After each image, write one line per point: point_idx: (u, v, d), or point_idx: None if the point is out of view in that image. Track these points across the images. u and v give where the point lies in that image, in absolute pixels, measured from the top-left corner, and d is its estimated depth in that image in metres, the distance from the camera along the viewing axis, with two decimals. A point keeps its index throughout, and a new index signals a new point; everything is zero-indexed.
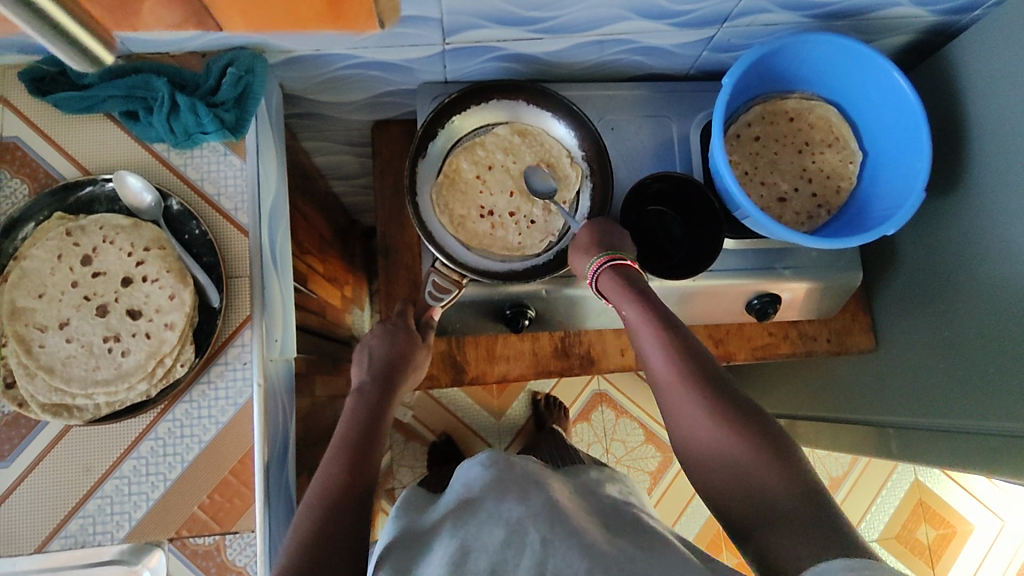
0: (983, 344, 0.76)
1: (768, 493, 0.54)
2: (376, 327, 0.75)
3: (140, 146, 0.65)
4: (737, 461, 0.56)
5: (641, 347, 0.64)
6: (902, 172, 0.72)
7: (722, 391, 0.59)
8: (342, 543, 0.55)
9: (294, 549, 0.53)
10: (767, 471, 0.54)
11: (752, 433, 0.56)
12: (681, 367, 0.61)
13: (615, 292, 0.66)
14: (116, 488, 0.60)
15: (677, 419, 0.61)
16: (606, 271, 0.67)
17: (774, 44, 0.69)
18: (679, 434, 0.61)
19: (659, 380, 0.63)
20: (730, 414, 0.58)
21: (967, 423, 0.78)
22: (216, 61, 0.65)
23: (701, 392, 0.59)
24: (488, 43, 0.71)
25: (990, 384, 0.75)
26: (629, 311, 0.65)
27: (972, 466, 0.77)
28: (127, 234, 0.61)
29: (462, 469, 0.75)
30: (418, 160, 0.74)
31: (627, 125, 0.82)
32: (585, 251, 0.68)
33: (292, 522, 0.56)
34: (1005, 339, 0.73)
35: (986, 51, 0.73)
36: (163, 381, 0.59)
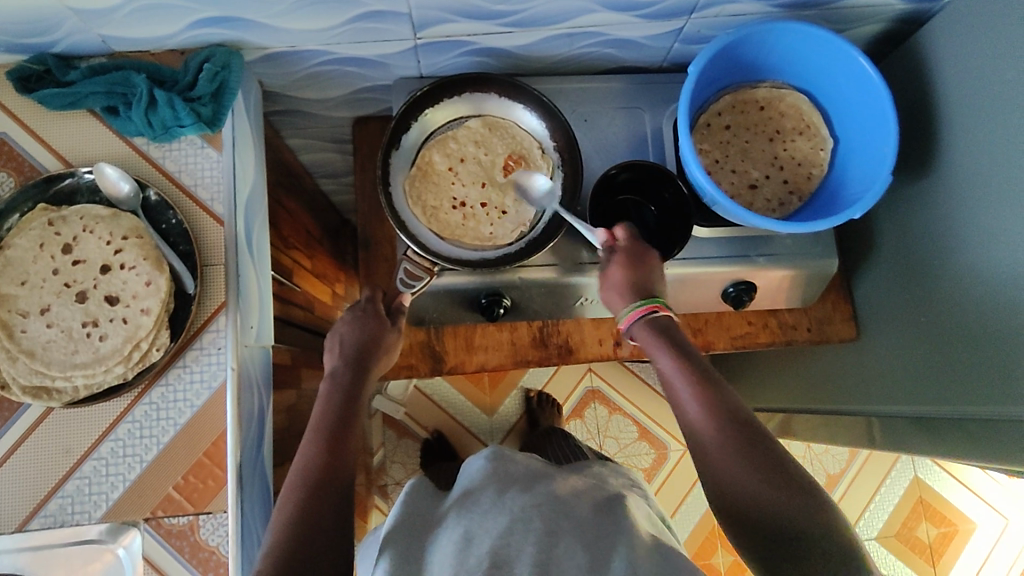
0: (962, 332, 0.76)
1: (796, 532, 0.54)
2: (347, 314, 0.76)
3: (121, 140, 0.68)
4: (764, 494, 0.56)
5: (676, 392, 0.64)
6: (872, 157, 0.72)
7: (752, 434, 0.60)
8: (328, 526, 0.58)
9: (283, 533, 0.56)
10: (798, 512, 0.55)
11: (778, 473, 0.57)
12: (718, 412, 0.61)
13: (649, 338, 0.67)
14: (94, 469, 0.61)
15: (704, 461, 0.61)
16: (643, 321, 0.68)
17: (739, 32, 0.70)
18: (705, 476, 0.61)
19: (693, 425, 0.62)
20: (760, 456, 0.58)
21: (950, 409, 0.78)
22: (194, 58, 0.68)
23: (730, 438, 0.60)
24: (459, 37, 0.73)
25: (971, 370, 0.74)
26: (663, 356, 0.65)
27: (953, 453, 0.77)
28: (106, 224, 0.63)
29: (466, 465, 0.76)
30: (391, 151, 0.75)
31: (600, 117, 0.83)
32: (618, 295, 0.69)
33: (277, 504, 0.58)
34: (984, 324, 0.72)
35: (952, 38, 0.74)
36: (139, 364, 0.61)
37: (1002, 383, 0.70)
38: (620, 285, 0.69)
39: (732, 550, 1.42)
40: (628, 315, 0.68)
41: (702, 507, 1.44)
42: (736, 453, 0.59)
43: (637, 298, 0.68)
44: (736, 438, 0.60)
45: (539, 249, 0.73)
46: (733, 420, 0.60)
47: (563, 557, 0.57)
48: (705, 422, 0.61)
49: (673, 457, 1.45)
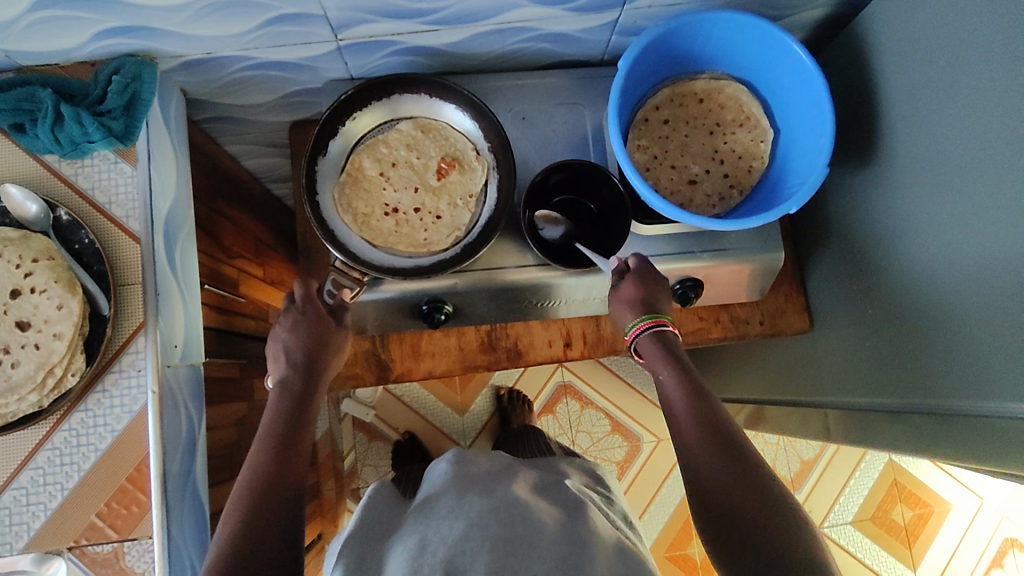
0: (910, 322, 0.74)
1: (771, 547, 0.54)
2: (286, 317, 0.73)
3: (32, 158, 0.65)
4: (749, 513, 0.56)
5: (672, 409, 0.65)
6: (809, 148, 0.71)
7: (741, 455, 0.59)
8: (271, 535, 0.58)
9: (229, 540, 0.57)
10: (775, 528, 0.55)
11: (764, 495, 0.57)
12: (710, 429, 0.61)
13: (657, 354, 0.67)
14: (14, 499, 0.60)
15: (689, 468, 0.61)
16: (649, 334, 0.68)
17: (669, 24, 0.68)
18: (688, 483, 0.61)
19: (685, 440, 0.62)
20: (748, 477, 0.58)
21: (900, 402, 0.77)
22: (103, 70, 0.66)
23: (715, 449, 0.60)
24: (383, 37, 0.71)
25: (919, 363, 0.73)
26: (659, 366, 0.67)
27: (904, 446, 0.76)
28: (16, 247, 0.61)
29: (431, 468, 0.78)
30: (319, 158, 0.73)
31: (539, 114, 0.81)
32: (625, 309, 0.70)
33: (223, 512, 0.59)
34: (929, 316, 0.71)
35: (892, 21, 0.72)
36: (55, 391, 0.59)
37: (948, 374, 0.68)
38: (631, 299, 0.69)
39: None
40: (638, 325, 0.69)
41: (675, 497, 1.43)
42: (728, 467, 0.59)
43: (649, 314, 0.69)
44: (731, 456, 0.59)
45: (468, 258, 0.71)
46: (724, 435, 0.61)
47: None
48: (694, 431, 0.62)
49: (646, 448, 1.45)
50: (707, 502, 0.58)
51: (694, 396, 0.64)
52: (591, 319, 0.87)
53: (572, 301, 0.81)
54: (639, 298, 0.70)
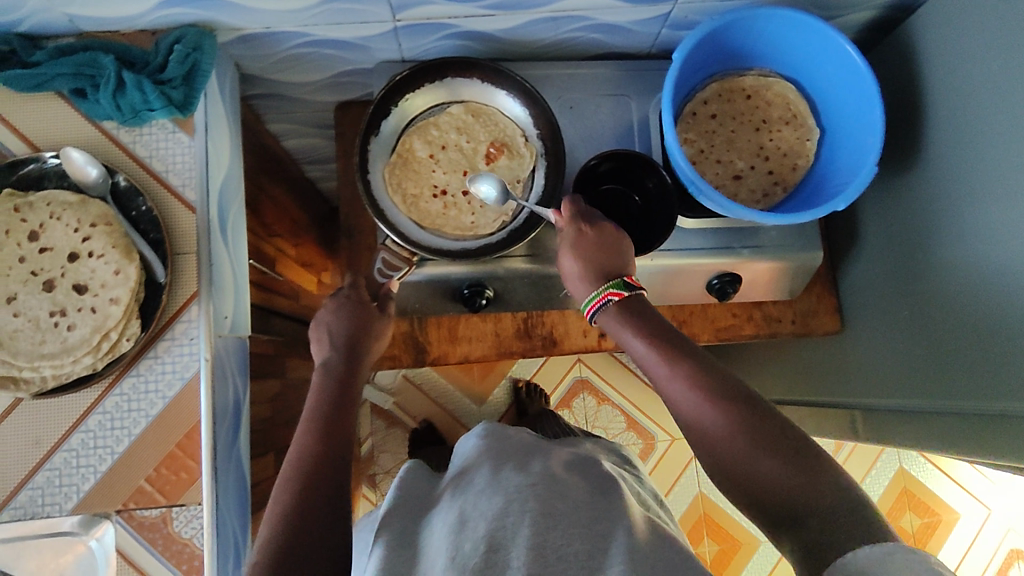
0: (948, 324, 0.75)
1: (798, 501, 0.50)
2: (329, 302, 0.74)
3: (90, 123, 0.66)
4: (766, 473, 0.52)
5: (659, 383, 0.60)
6: (856, 148, 0.71)
7: (744, 408, 0.55)
8: (321, 517, 0.56)
9: (278, 524, 0.55)
10: (793, 479, 0.51)
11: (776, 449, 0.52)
12: (702, 392, 0.56)
13: (625, 326, 0.63)
14: (65, 461, 0.61)
15: (697, 442, 0.57)
16: (604, 309, 0.64)
17: (726, 18, 0.68)
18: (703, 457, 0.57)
19: (682, 413, 0.58)
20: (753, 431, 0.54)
21: (933, 402, 0.77)
22: (165, 39, 0.66)
23: (709, 412, 0.56)
24: (439, 20, 0.71)
25: (955, 363, 0.73)
26: (633, 340, 0.62)
27: (934, 446, 0.77)
28: (74, 211, 0.61)
29: (461, 443, 0.74)
30: (370, 138, 0.73)
31: (586, 104, 0.82)
32: (582, 281, 0.66)
33: (270, 495, 0.57)
34: (967, 318, 0.72)
35: (943, 25, 0.73)
36: (109, 355, 0.60)
37: (984, 377, 0.69)
38: (577, 275, 0.66)
39: (718, 539, 1.44)
40: (591, 303, 0.65)
41: (687, 496, 1.44)
42: (727, 427, 0.55)
43: (603, 281, 0.65)
44: (727, 414, 0.55)
45: (517, 242, 0.72)
46: (711, 392, 0.56)
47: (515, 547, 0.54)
48: (683, 402, 0.58)
49: (660, 445, 1.46)
50: (725, 474, 0.55)
51: (670, 362, 0.59)
52: None
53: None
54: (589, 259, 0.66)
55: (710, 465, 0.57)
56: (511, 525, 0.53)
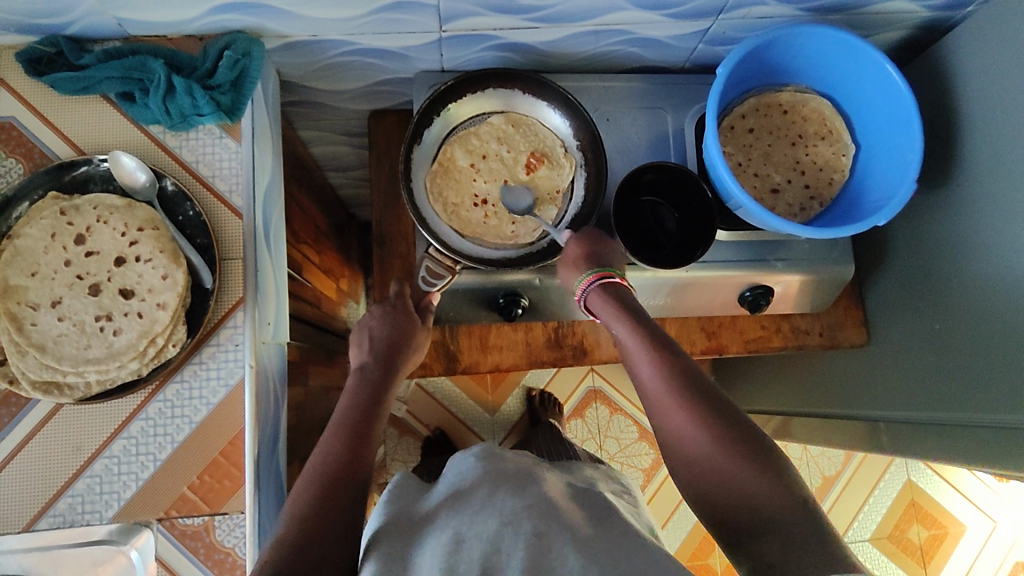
0: (979, 339, 0.75)
1: (757, 499, 0.55)
2: (376, 309, 0.75)
3: (137, 128, 0.65)
4: (728, 472, 0.57)
5: (635, 369, 0.65)
6: (894, 165, 0.73)
7: (710, 404, 0.61)
8: (338, 525, 0.55)
9: (293, 527, 0.54)
10: (757, 481, 0.55)
11: (740, 448, 0.57)
12: (674, 385, 0.61)
13: (607, 312, 0.67)
14: (106, 468, 0.60)
15: (670, 434, 0.62)
16: (599, 290, 0.68)
17: (768, 35, 0.70)
18: (670, 449, 0.62)
19: (653, 400, 0.63)
20: (719, 429, 0.59)
21: (959, 415, 0.78)
22: (213, 44, 0.65)
23: (685, 408, 0.60)
24: (484, 31, 0.71)
25: (985, 377, 0.74)
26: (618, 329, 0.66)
27: (958, 460, 0.77)
28: (121, 214, 0.61)
29: (454, 461, 0.71)
30: (414, 147, 0.74)
31: (622, 117, 0.82)
32: (574, 265, 0.70)
33: (288, 498, 0.56)
34: (999, 333, 0.72)
35: (978, 46, 0.74)
36: (155, 360, 0.59)
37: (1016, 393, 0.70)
38: (575, 259, 0.70)
39: None
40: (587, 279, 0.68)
41: None
42: (694, 418, 0.60)
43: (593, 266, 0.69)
44: (696, 406, 0.60)
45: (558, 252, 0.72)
46: (689, 390, 0.61)
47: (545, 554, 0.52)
48: (661, 394, 0.62)
49: None
50: (693, 468, 0.59)
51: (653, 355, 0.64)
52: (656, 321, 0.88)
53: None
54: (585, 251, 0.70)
55: (676, 457, 0.61)
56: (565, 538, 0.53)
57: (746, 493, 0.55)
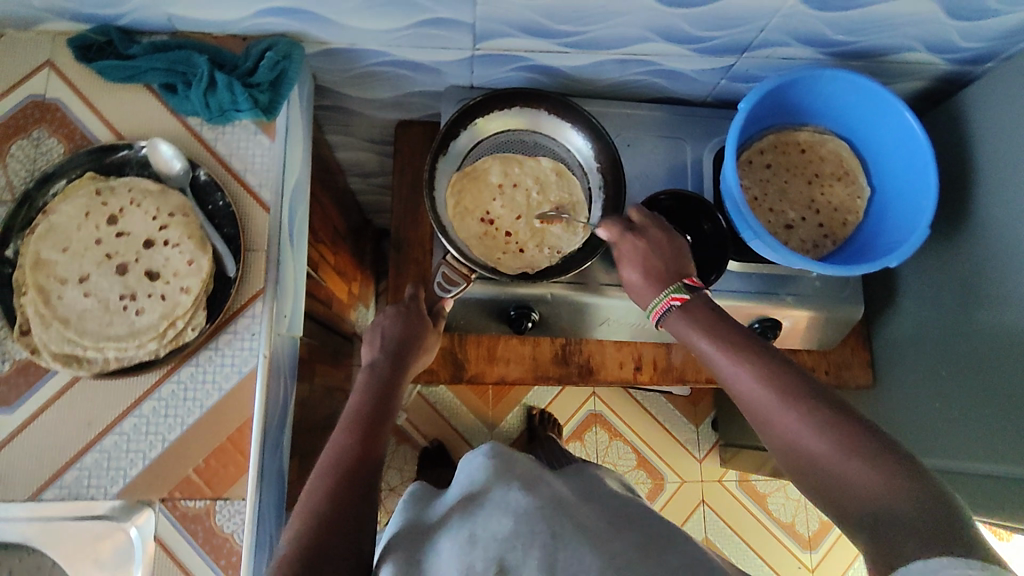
0: (993, 388, 0.76)
1: (867, 493, 0.48)
2: (389, 309, 0.76)
3: (175, 118, 0.68)
4: (849, 473, 0.49)
5: (729, 380, 0.59)
6: (910, 210, 0.75)
7: (818, 401, 0.53)
8: (350, 516, 0.56)
9: (308, 522, 0.55)
10: (882, 479, 0.47)
11: (861, 441, 0.50)
12: (772, 385, 0.55)
13: (689, 328, 0.63)
14: (115, 444, 0.61)
15: (777, 442, 0.54)
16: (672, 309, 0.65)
17: (790, 75, 0.72)
18: (780, 453, 0.54)
19: (754, 408, 0.56)
20: (832, 427, 0.51)
21: (972, 464, 0.78)
22: (256, 45, 0.68)
23: (794, 410, 0.53)
24: (516, 52, 0.74)
25: (1002, 427, 0.74)
26: (703, 341, 0.61)
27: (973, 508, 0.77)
28: (154, 199, 0.63)
29: (467, 462, 0.72)
30: (439, 156, 0.76)
31: (643, 143, 0.84)
32: (646, 288, 0.67)
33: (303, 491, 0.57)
34: (1016, 382, 0.73)
35: (997, 102, 0.76)
36: (173, 343, 0.61)
37: None
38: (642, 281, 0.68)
39: None
40: (659, 304, 0.65)
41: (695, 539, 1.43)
42: (799, 420, 0.53)
43: (665, 287, 0.66)
44: (798, 405, 0.53)
45: (571, 270, 0.73)
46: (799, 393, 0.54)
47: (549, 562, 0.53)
48: (766, 401, 0.55)
49: (670, 488, 1.45)
50: (805, 472, 0.52)
51: (751, 363, 0.57)
52: (663, 346, 0.89)
53: (616, 321, 0.83)
54: (649, 266, 0.67)
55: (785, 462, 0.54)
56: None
57: (863, 493, 0.48)
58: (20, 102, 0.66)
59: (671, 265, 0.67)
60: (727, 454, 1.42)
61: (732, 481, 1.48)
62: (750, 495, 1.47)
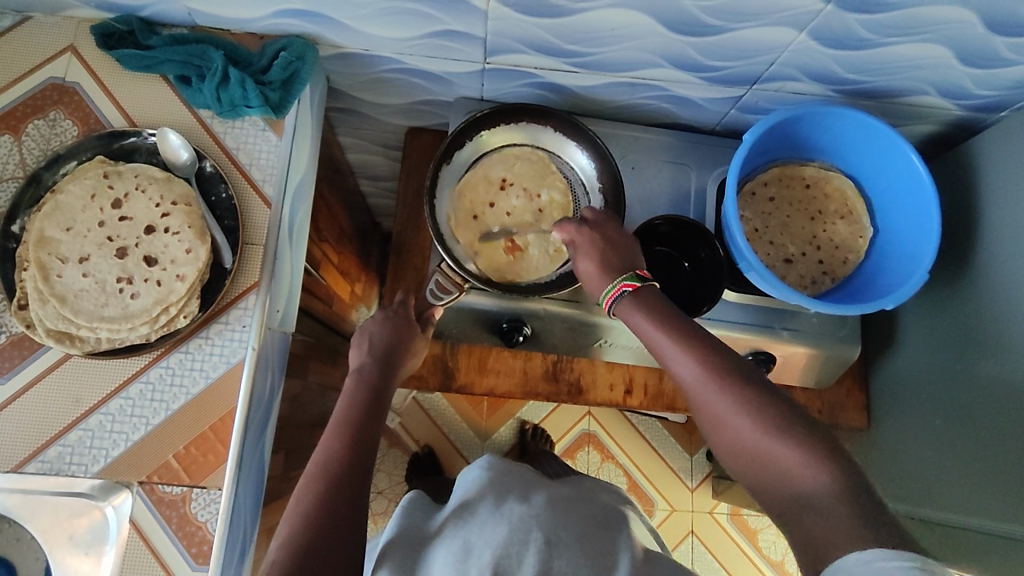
0: (990, 442, 0.74)
1: (796, 480, 0.52)
2: (377, 314, 0.76)
3: (188, 110, 0.69)
4: (782, 462, 0.53)
5: (669, 364, 0.61)
6: (911, 253, 0.74)
7: (752, 388, 0.56)
8: (342, 518, 0.57)
9: (298, 526, 0.56)
10: (808, 469, 0.51)
11: (793, 430, 0.53)
12: (714, 374, 0.57)
13: (636, 317, 0.63)
14: (100, 423, 0.62)
15: (712, 423, 0.58)
16: (622, 298, 0.64)
17: (797, 110, 0.72)
18: (716, 435, 0.58)
19: (690, 392, 0.59)
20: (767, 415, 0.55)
21: (962, 517, 0.77)
22: (272, 45, 0.69)
23: (734, 405, 0.56)
24: (527, 69, 0.75)
25: (994, 482, 0.73)
26: (652, 329, 0.61)
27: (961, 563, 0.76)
28: (159, 186, 0.64)
29: (463, 475, 0.73)
30: (444, 164, 0.77)
31: (648, 167, 0.85)
32: (595, 279, 0.67)
33: (293, 495, 0.58)
34: (1011, 436, 0.71)
35: (1007, 152, 0.75)
36: (164, 328, 0.62)
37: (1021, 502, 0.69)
38: (594, 272, 0.67)
39: None
40: (609, 293, 0.65)
41: None
42: (733, 406, 0.56)
43: (617, 274, 0.65)
44: (735, 393, 0.56)
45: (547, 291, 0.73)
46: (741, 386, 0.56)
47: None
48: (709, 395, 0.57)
49: (658, 515, 1.44)
50: (741, 458, 0.56)
51: (702, 362, 0.58)
52: (655, 372, 0.89)
53: (618, 345, 0.83)
54: (601, 256, 0.67)
55: (722, 448, 0.58)
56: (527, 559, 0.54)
57: (792, 481, 0.52)
58: (39, 84, 0.68)
59: (620, 255, 0.67)
60: (719, 486, 1.41)
61: (722, 513, 1.46)
62: (740, 528, 1.46)
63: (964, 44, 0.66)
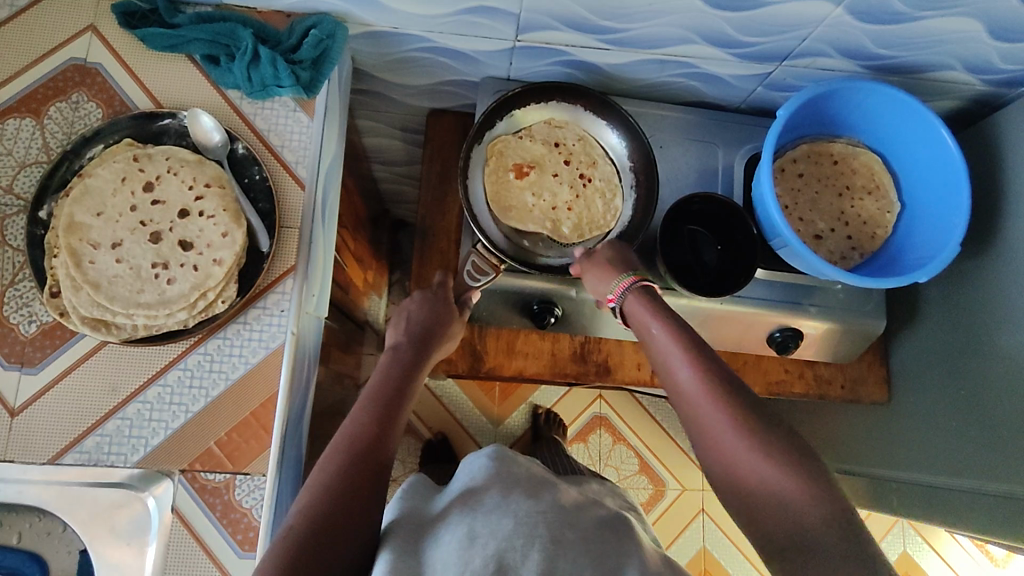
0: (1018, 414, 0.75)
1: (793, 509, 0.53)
2: (417, 295, 0.77)
3: (215, 90, 0.68)
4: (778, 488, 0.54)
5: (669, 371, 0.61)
6: (941, 227, 0.75)
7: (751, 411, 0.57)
8: (365, 494, 0.57)
9: (316, 495, 0.55)
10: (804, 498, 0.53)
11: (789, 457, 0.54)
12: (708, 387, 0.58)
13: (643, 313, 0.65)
14: (138, 412, 0.61)
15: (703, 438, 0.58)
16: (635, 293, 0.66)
17: (830, 85, 0.72)
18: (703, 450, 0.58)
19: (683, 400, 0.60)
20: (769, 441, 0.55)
21: (987, 484, 0.78)
22: (300, 22, 0.67)
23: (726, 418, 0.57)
24: (558, 46, 0.74)
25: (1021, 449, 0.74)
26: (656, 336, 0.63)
27: (988, 530, 0.78)
28: (191, 168, 0.63)
29: (466, 461, 0.73)
30: (475, 145, 0.76)
31: (674, 146, 0.84)
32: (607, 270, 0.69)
33: (318, 461, 0.58)
34: None
35: None
36: (202, 314, 0.60)
37: None
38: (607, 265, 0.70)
39: None
40: (621, 282, 0.67)
41: (694, 546, 1.43)
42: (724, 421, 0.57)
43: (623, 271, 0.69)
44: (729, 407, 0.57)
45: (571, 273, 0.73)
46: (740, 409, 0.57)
47: (568, 568, 0.53)
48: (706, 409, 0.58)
49: (671, 493, 1.45)
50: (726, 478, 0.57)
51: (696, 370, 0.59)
52: None
53: None
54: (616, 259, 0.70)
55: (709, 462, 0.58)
56: (564, 545, 0.55)
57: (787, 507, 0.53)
58: (58, 66, 0.66)
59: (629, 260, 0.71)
60: None
61: None
62: None
63: (997, 17, 0.67)
